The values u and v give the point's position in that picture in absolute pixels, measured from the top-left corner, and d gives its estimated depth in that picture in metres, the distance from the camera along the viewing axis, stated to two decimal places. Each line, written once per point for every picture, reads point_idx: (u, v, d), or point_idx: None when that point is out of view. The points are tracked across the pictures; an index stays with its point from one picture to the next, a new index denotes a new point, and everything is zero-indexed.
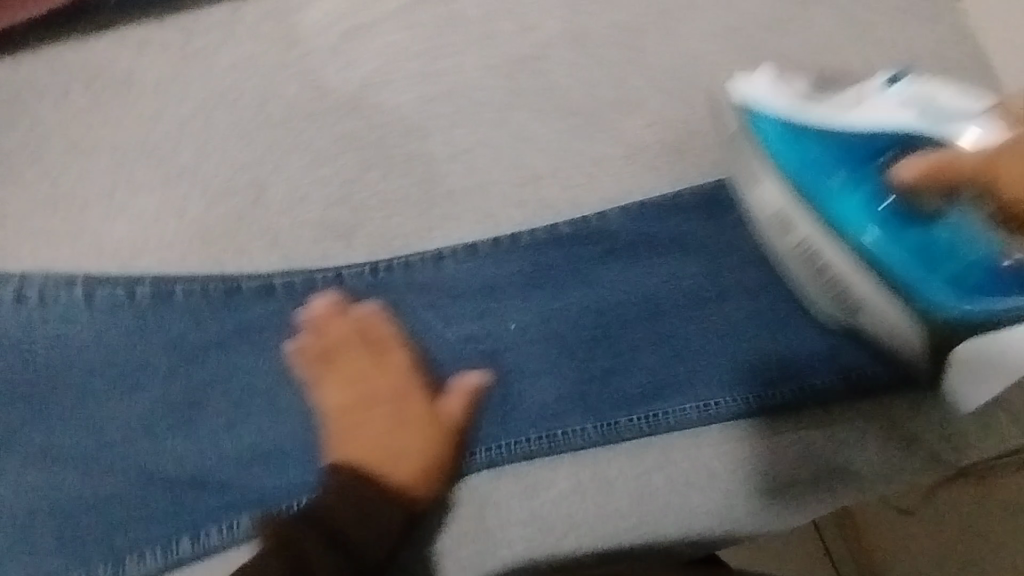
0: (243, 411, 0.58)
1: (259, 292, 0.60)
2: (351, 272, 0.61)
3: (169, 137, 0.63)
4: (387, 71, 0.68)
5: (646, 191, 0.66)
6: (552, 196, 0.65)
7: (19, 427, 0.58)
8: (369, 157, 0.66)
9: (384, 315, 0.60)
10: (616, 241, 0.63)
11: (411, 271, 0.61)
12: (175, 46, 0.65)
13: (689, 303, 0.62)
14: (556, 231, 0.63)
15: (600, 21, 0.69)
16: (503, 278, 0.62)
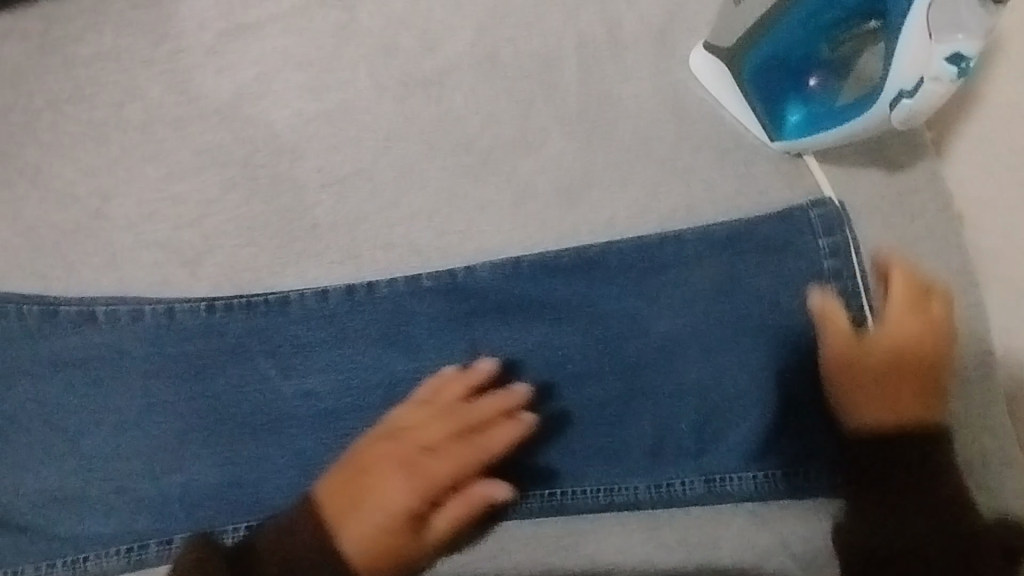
0: (53, 446, 0.55)
1: (76, 319, 0.55)
2: (185, 307, 0.56)
3: (13, 135, 0.58)
4: (267, 79, 0.60)
5: (532, 246, 0.59)
6: (427, 243, 0.58)
7: None
8: (232, 175, 0.58)
9: (215, 359, 0.55)
10: (486, 302, 0.57)
11: (252, 313, 0.56)
12: (31, 33, 0.59)
13: (556, 378, 0.57)
14: (419, 285, 0.57)
15: (515, 48, 0.62)
16: (353, 330, 0.56)
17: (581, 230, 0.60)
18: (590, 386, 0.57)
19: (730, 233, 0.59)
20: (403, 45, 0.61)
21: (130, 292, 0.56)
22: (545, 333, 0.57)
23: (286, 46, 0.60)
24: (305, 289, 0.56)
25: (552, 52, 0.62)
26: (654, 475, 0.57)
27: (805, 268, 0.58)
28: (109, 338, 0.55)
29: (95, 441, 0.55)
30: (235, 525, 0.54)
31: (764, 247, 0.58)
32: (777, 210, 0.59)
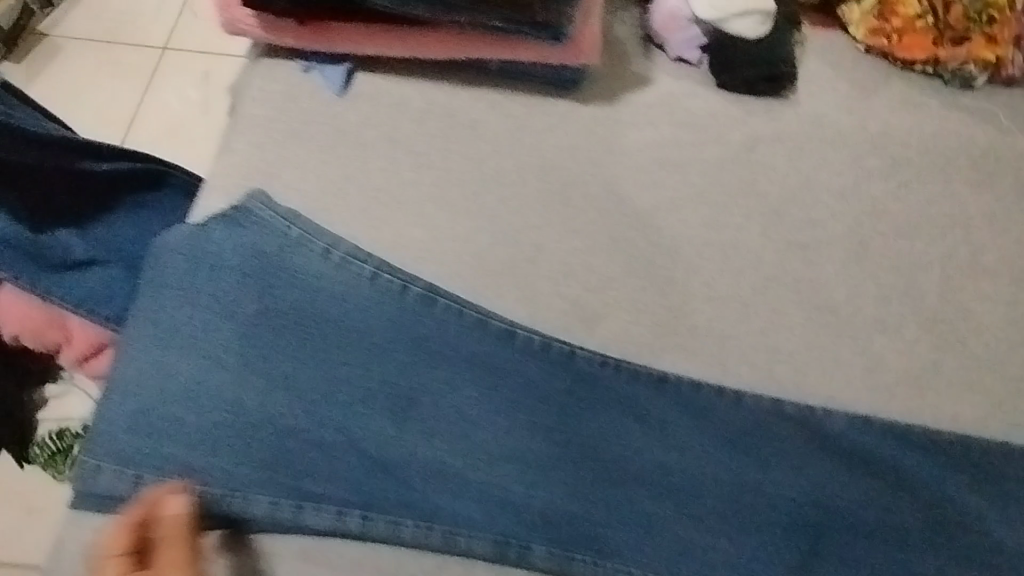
0: (448, 427, 0.63)
1: (501, 335, 0.66)
2: (584, 355, 0.66)
3: (482, 181, 0.74)
4: (681, 201, 0.74)
5: (878, 411, 0.66)
6: (787, 377, 0.67)
7: (265, 347, 0.64)
8: (637, 265, 0.70)
9: (592, 406, 0.65)
10: (832, 441, 0.64)
11: (634, 380, 0.65)
12: (520, 115, 0.77)
13: (879, 532, 0.62)
14: (779, 404, 0.65)
15: (884, 243, 0.74)
16: (711, 425, 0.65)
17: (925, 411, 0.66)
18: (904, 551, 0.62)
19: None
20: (790, 213, 0.75)
21: (541, 329, 0.67)
22: (874, 487, 0.63)
23: (698, 184, 0.75)
24: (682, 374, 0.66)
25: (915, 258, 0.73)
26: None
27: None
28: (520, 358, 0.66)
29: (484, 435, 0.63)
30: (576, 556, 0.60)
31: None
32: None
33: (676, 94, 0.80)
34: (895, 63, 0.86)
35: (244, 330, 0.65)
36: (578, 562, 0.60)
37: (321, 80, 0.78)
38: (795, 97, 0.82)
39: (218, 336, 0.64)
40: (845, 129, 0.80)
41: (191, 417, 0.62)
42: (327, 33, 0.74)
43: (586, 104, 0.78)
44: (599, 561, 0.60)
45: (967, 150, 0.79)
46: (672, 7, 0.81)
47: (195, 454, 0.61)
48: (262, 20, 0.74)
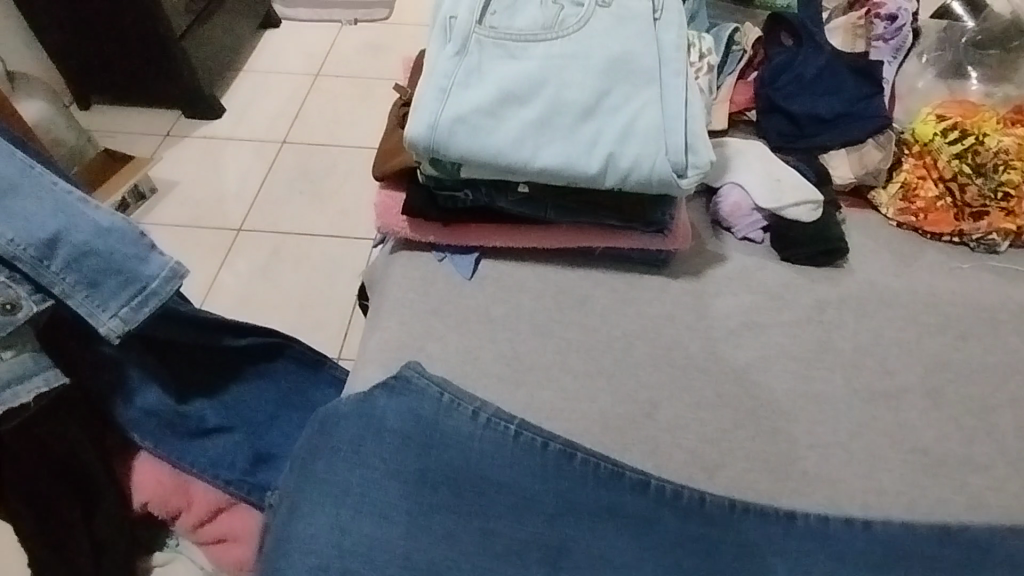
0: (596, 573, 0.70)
1: (637, 483, 0.74)
2: (713, 499, 0.74)
3: (598, 348, 0.86)
4: (770, 359, 0.86)
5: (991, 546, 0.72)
6: (902, 514, 0.74)
7: (430, 506, 0.72)
8: (743, 418, 0.80)
9: (733, 546, 0.72)
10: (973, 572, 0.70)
11: (767, 520, 0.73)
12: (622, 290, 0.91)
13: None
14: (896, 536, 0.71)
15: (957, 390, 0.84)
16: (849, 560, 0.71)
17: None
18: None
19: None
20: (869, 364, 0.86)
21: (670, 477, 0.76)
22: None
23: (784, 343, 0.87)
24: (808, 514, 0.73)
25: (988, 401, 0.83)
26: None
27: None
28: (658, 502, 0.73)
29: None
30: None
31: None
32: None
33: (749, 267, 0.96)
34: (925, 234, 1.03)
35: (412, 489, 0.73)
36: None
37: (454, 266, 0.93)
38: (848, 267, 0.97)
39: (389, 495, 0.72)
40: (898, 290, 0.94)
41: (368, 572, 0.68)
42: (466, 231, 0.91)
43: (677, 278, 0.93)
44: None
45: (1007, 305, 0.92)
46: (737, 200, 0.99)
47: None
48: (413, 223, 0.91)
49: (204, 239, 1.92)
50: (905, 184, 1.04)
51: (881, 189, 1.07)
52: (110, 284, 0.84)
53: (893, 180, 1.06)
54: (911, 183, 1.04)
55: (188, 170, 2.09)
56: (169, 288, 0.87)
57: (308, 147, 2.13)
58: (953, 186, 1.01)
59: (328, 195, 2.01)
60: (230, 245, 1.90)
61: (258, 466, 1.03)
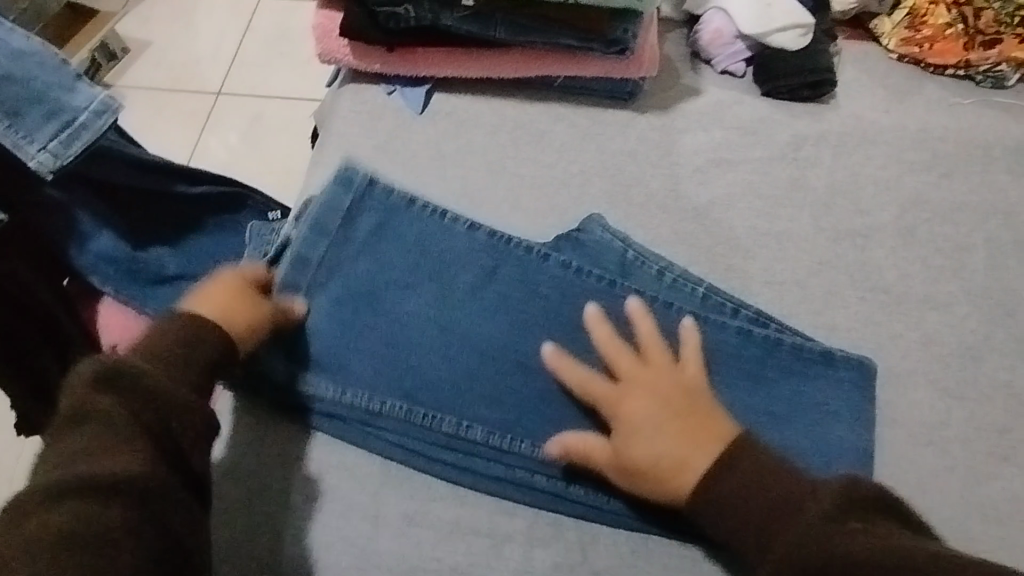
0: (731, 527, 0.55)
1: (726, 307, 0.70)
2: (746, 314, 0.70)
3: (552, 184, 0.82)
4: (734, 199, 0.81)
5: (948, 364, 0.71)
6: (916, 315, 0.74)
7: (521, 297, 0.67)
8: (694, 257, 0.77)
9: (771, 354, 0.66)
10: (975, 374, 0.70)
11: (790, 331, 0.69)
12: (582, 126, 0.85)
13: (1006, 466, 0.66)
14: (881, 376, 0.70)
15: (931, 228, 0.79)
16: (866, 379, 0.66)
17: (993, 378, 0.70)
18: (985, 492, 0.65)
19: None
20: (839, 204, 0.81)
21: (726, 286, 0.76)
22: (945, 438, 0.67)
23: (753, 183, 0.82)
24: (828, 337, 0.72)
25: (961, 243, 0.78)
26: None
27: None
28: (701, 301, 0.70)
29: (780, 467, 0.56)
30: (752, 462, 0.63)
31: None
32: None
33: (724, 102, 0.88)
34: (928, 68, 0.92)
35: (481, 317, 0.66)
36: None
37: (404, 100, 0.87)
38: (836, 104, 0.89)
39: (468, 329, 0.65)
40: (886, 126, 0.87)
41: (431, 354, 0.64)
42: (413, 58, 0.83)
43: (643, 113, 0.86)
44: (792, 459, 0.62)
45: (1003, 143, 0.85)
46: (718, 27, 0.90)
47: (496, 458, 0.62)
48: (355, 49, 0.83)
49: (179, 104, 1.83)
50: (914, 11, 0.93)
51: (884, 18, 0.95)
52: (33, 115, 0.80)
53: (900, 7, 0.94)
54: (921, 9, 0.92)
55: (158, 28, 1.94)
56: (100, 122, 0.82)
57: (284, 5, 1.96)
58: (967, 10, 0.90)
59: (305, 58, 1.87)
60: (211, 111, 1.81)
61: None
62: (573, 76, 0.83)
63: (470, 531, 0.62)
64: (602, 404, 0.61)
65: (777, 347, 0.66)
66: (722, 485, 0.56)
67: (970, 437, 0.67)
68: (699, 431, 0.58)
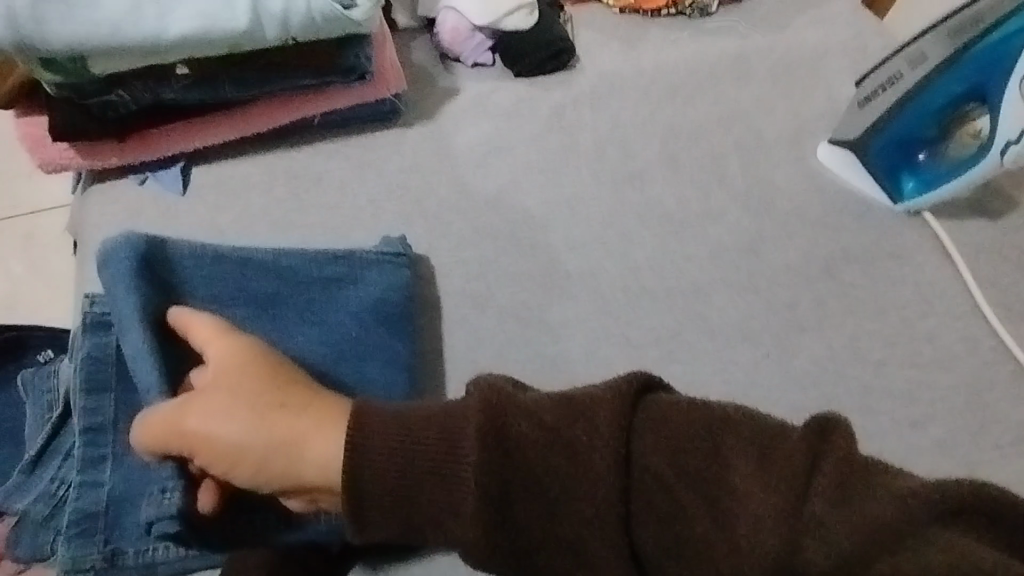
0: (608, 497, 0.50)
1: (537, 294, 0.76)
2: (557, 295, 0.76)
3: (346, 221, 0.81)
4: (519, 181, 0.84)
5: (738, 264, 0.79)
6: (700, 230, 0.81)
7: (338, 362, 0.69)
8: (500, 245, 0.79)
9: (583, 327, 0.74)
10: (760, 264, 0.79)
11: (598, 294, 0.76)
12: (356, 155, 0.84)
13: (803, 333, 0.75)
14: (693, 294, 0.77)
15: (689, 152, 0.88)
16: (668, 317, 0.75)
17: (773, 263, 0.79)
18: (796, 360, 0.73)
19: (865, 265, 0.79)
20: (609, 155, 0.87)
21: (539, 264, 0.78)
22: (755, 329, 0.75)
23: (532, 161, 0.86)
24: (637, 278, 0.78)
25: (716, 157, 0.87)
26: (863, 418, 0.71)
27: (926, 284, 0.78)
28: (514, 295, 0.76)
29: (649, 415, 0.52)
30: None
31: (894, 273, 0.79)
32: (910, 242, 0.80)
33: (484, 93, 0.91)
34: (646, 13, 1.01)
35: None
36: None
37: (160, 184, 0.80)
38: (582, 66, 0.95)
39: None
40: (627, 75, 0.94)
41: None
42: (150, 142, 0.77)
43: (411, 125, 0.87)
44: None
45: (722, 63, 0.96)
46: (455, 24, 0.92)
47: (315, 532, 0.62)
48: (80, 149, 0.75)
49: None
50: None
51: None
52: None
53: None
54: None
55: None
56: None
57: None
58: None
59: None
60: None
61: None
62: (328, 112, 0.82)
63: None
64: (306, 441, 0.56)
65: (585, 316, 0.75)
66: (368, 457, 0.54)
67: (772, 319, 0.76)
68: (311, 448, 0.56)
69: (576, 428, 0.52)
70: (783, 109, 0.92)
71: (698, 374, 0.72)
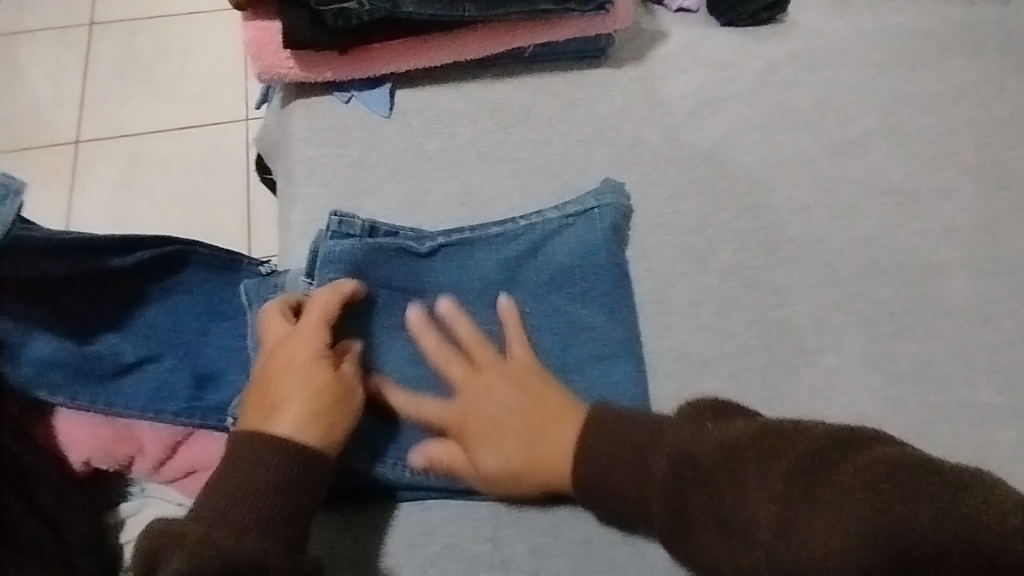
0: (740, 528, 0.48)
1: (760, 256, 0.72)
2: (782, 260, 0.72)
3: (554, 159, 0.76)
4: (734, 135, 0.79)
5: (973, 245, 0.73)
6: (932, 205, 0.76)
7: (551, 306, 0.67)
8: (718, 200, 0.75)
9: (811, 294, 0.70)
10: (998, 248, 0.73)
11: (824, 263, 0.72)
12: (565, 94, 0.80)
13: None
14: (925, 273, 0.72)
15: (915, 120, 0.81)
16: (900, 294, 0.71)
17: (1013, 248, 0.74)
18: None
19: None
20: (828, 116, 0.81)
21: (760, 225, 0.73)
22: (993, 316, 0.70)
23: (746, 115, 0.80)
24: (865, 250, 0.73)
25: (946, 127, 0.80)
26: None
27: None
28: (736, 256, 0.72)
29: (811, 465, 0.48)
30: (830, 401, 0.65)
31: None
32: None
33: (693, 40, 0.85)
34: None
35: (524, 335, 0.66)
36: (830, 405, 0.65)
37: (366, 105, 0.77)
38: (791, 18, 0.88)
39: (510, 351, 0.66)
40: (844, 30, 0.87)
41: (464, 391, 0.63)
42: (369, 58, 0.74)
43: (620, 67, 0.82)
44: (857, 384, 0.66)
45: (948, 27, 0.87)
46: None
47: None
48: (300, 59, 0.73)
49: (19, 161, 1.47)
50: None
51: None
52: None
53: None
54: None
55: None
56: (6, 209, 0.68)
57: (117, 26, 1.61)
58: None
59: (166, 78, 1.55)
60: (74, 162, 1.47)
61: (204, 387, 0.82)
62: (544, 44, 0.78)
63: (570, 544, 0.60)
64: (537, 460, 0.59)
65: (813, 283, 0.71)
66: (596, 460, 0.56)
67: (1012, 306, 0.70)
68: (547, 453, 0.58)
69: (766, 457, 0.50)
70: (1017, 82, 0.84)
71: (935, 356, 0.68)
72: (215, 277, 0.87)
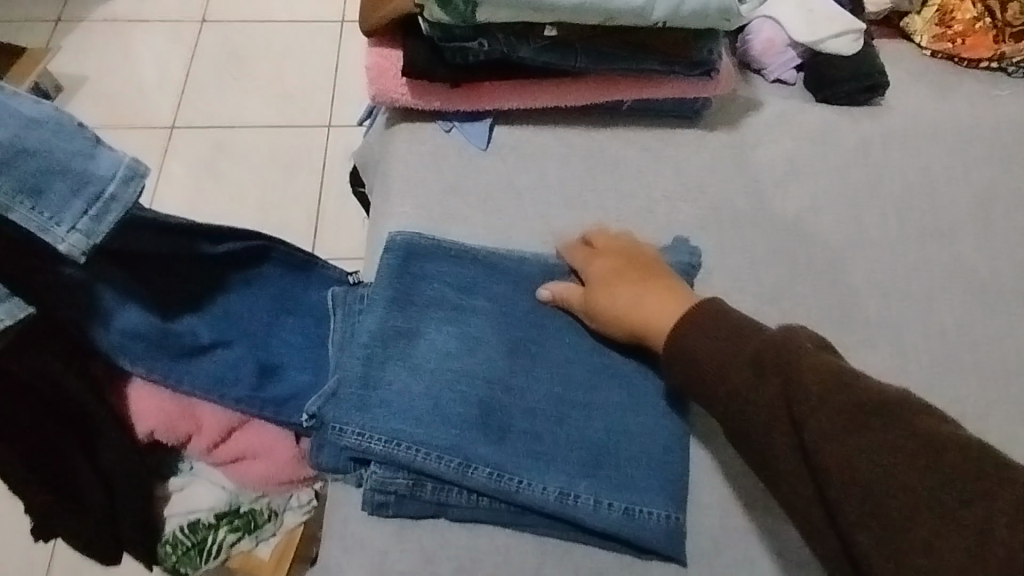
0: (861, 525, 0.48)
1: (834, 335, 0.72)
2: (855, 341, 0.71)
3: (637, 210, 0.78)
4: (818, 210, 0.79)
5: None
6: (1016, 307, 0.74)
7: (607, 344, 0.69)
8: (796, 272, 0.75)
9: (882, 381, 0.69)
10: None
11: (898, 350, 0.71)
12: (655, 148, 0.82)
13: None
14: (1003, 375, 0.70)
15: (1007, 218, 0.80)
16: (974, 393, 0.69)
17: None
18: None
19: None
20: (916, 203, 0.80)
21: (836, 303, 0.73)
22: None
23: (833, 191, 0.81)
24: (942, 343, 0.72)
25: None
26: None
27: None
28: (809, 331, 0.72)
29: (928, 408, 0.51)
30: None
31: None
32: None
33: (787, 112, 0.87)
34: (961, 62, 0.92)
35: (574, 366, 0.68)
36: None
37: (465, 136, 0.81)
38: (888, 102, 0.88)
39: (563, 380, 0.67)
40: (941, 120, 0.87)
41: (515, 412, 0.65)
42: (478, 93, 0.79)
43: (711, 129, 0.84)
44: None
45: None
46: (770, 36, 0.87)
47: (592, 518, 0.61)
48: (413, 87, 0.78)
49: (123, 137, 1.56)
50: (943, 7, 0.92)
51: (914, 15, 0.94)
52: (59, 190, 0.66)
53: (928, 4, 0.93)
54: (949, 5, 0.92)
55: (88, 58, 1.67)
56: (130, 190, 0.69)
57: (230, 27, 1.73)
58: (992, 3, 0.90)
59: (264, 80, 1.64)
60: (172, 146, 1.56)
61: (266, 379, 0.85)
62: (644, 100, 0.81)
63: None
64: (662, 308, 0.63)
65: (885, 369, 0.70)
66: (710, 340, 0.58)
67: None
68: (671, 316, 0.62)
69: (875, 425, 0.49)
70: None
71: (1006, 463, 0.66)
72: (292, 275, 0.91)
